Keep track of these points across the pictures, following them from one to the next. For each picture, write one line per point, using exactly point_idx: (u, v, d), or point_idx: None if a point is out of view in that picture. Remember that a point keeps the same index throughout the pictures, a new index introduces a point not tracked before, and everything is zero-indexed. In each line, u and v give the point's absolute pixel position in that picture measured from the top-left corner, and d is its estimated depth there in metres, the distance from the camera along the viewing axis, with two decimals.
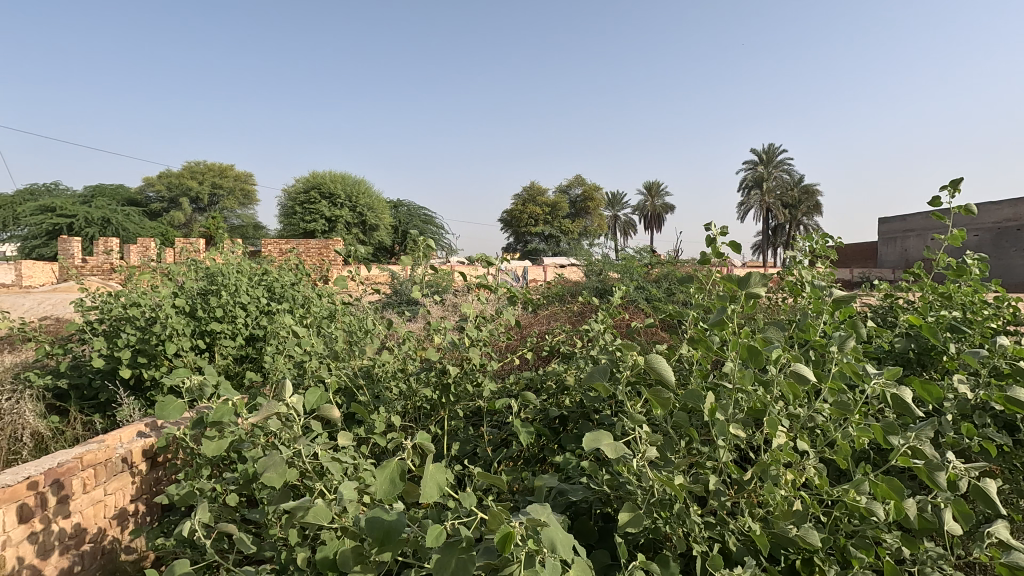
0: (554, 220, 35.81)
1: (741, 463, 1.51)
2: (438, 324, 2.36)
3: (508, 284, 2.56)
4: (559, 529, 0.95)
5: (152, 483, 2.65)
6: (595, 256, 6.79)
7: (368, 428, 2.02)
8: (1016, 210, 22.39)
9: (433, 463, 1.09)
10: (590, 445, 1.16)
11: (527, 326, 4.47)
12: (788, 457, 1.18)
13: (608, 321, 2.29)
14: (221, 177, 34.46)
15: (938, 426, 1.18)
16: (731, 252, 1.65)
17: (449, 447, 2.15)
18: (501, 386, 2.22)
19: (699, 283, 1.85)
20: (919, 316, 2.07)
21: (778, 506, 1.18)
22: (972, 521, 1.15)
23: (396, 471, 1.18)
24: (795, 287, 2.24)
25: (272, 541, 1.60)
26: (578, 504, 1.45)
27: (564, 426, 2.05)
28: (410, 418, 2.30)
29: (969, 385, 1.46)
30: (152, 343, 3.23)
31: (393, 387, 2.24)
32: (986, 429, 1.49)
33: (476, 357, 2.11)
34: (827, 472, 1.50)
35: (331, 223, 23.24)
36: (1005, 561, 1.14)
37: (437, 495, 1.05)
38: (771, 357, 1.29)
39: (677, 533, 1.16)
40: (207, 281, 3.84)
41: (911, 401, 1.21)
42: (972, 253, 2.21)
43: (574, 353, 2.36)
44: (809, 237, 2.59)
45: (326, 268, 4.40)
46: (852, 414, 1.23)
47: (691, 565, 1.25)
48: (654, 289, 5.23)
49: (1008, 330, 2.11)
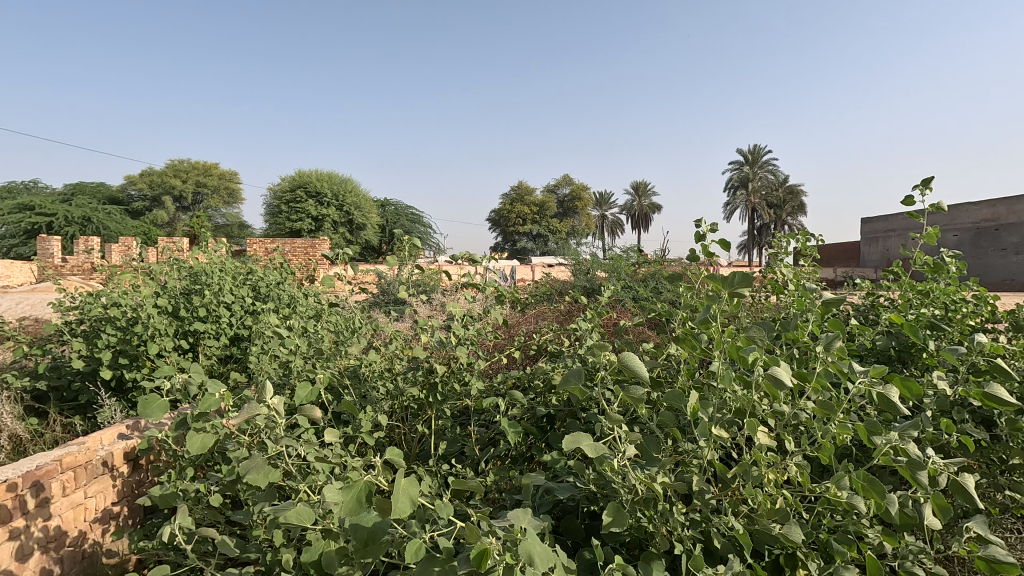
0: (542, 219, 35.86)
1: (727, 460, 1.52)
2: (425, 323, 2.35)
3: (495, 283, 2.56)
4: (536, 539, 0.93)
5: (135, 485, 2.61)
6: (583, 255, 6.82)
7: (354, 428, 2.01)
8: (994, 211, 22.87)
9: (404, 475, 1.06)
10: (570, 446, 1.18)
11: (515, 325, 4.47)
12: (771, 457, 1.19)
13: (595, 320, 2.30)
14: (205, 175, 34.04)
15: (920, 427, 1.22)
16: (721, 248, 1.69)
17: (437, 446, 2.14)
18: (489, 385, 2.21)
19: (688, 281, 1.86)
20: (900, 314, 2.10)
21: (761, 504, 1.19)
22: (950, 515, 1.18)
23: (365, 488, 1.14)
24: (779, 286, 2.27)
25: (257, 543, 1.58)
26: (565, 502, 1.45)
27: (551, 424, 2.05)
28: (396, 418, 2.28)
29: (950, 381, 1.49)
30: (134, 343, 3.17)
31: (380, 387, 2.22)
32: (964, 424, 1.52)
33: (463, 356, 2.10)
34: (810, 469, 1.52)
35: (318, 222, 23.05)
36: (983, 555, 1.17)
37: (409, 508, 1.03)
38: (755, 358, 1.30)
39: (660, 533, 1.16)
40: (190, 280, 3.79)
41: (897, 401, 1.23)
42: (951, 252, 2.25)
43: (561, 352, 2.36)
44: (794, 237, 2.63)
45: (312, 267, 4.36)
46: (835, 413, 1.23)
47: (677, 563, 1.26)
48: (641, 289, 5.26)
49: (986, 326, 2.15)
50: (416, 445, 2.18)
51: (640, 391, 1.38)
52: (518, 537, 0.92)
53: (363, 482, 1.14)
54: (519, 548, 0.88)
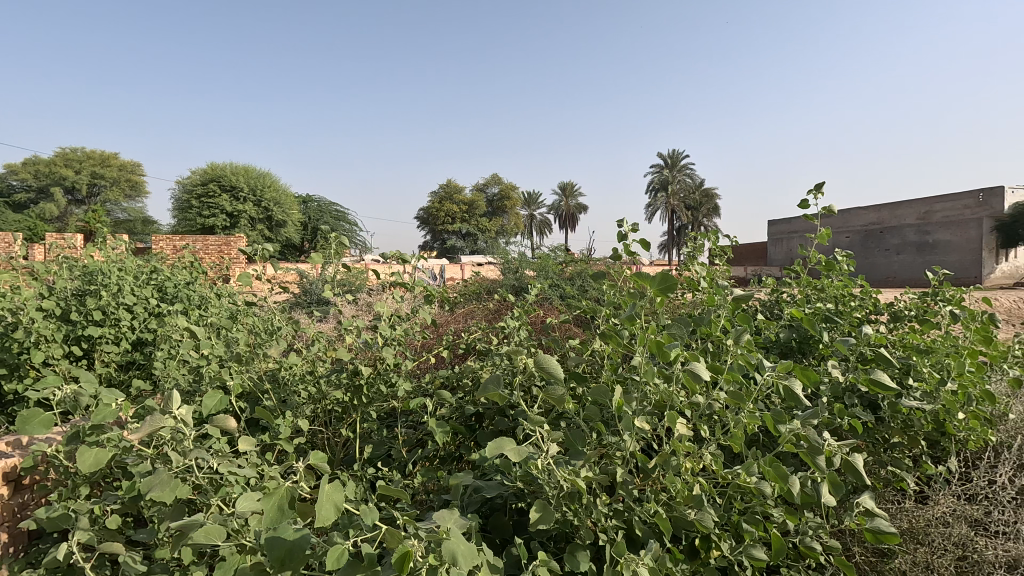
0: (471, 218, 35.80)
1: (648, 451, 1.58)
2: (350, 323, 2.28)
3: (423, 282, 2.52)
4: (461, 539, 0.92)
5: (17, 508, 2.34)
6: (511, 254, 6.87)
7: (272, 435, 1.91)
8: (879, 215, 25.38)
9: (329, 481, 1.02)
10: (493, 453, 1.17)
11: (444, 324, 4.44)
12: (688, 447, 1.25)
13: (523, 318, 2.32)
14: (102, 166, 31.15)
15: (819, 416, 1.33)
16: (642, 248, 1.77)
17: (362, 449, 2.08)
18: (416, 386, 2.18)
19: (611, 279, 1.92)
20: (800, 309, 2.28)
21: (679, 492, 1.25)
22: (843, 492, 1.29)
23: (286, 498, 1.08)
24: (695, 284, 2.39)
25: (163, 563, 1.46)
26: (493, 500, 1.46)
27: (480, 423, 2.05)
28: (319, 422, 2.20)
29: (845, 370, 1.64)
30: (16, 350, 2.85)
31: (301, 390, 2.13)
32: (854, 408, 1.67)
33: (389, 356, 2.06)
34: (722, 455, 1.62)
35: (233, 218, 21.75)
36: (870, 527, 1.29)
37: (335, 516, 0.99)
38: (673, 353, 1.36)
39: (585, 525, 1.19)
40: (84, 280, 3.45)
41: (798, 391, 1.33)
42: (843, 251, 2.47)
43: (489, 350, 2.37)
44: (708, 237, 2.78)
45: (227, 265, 4.10)
46: (745, 403, 1.31)
47: (602, 553, 1.30)
48: (568, 287, 5.38)
49: (871, 319, 2.38)
50: (341, 449, 2.10)
51: (558, 391, 1.40)
52: (442, 537, 0.91)
53: (285, 489, 1.08)
54: (443, 548, 0.87)
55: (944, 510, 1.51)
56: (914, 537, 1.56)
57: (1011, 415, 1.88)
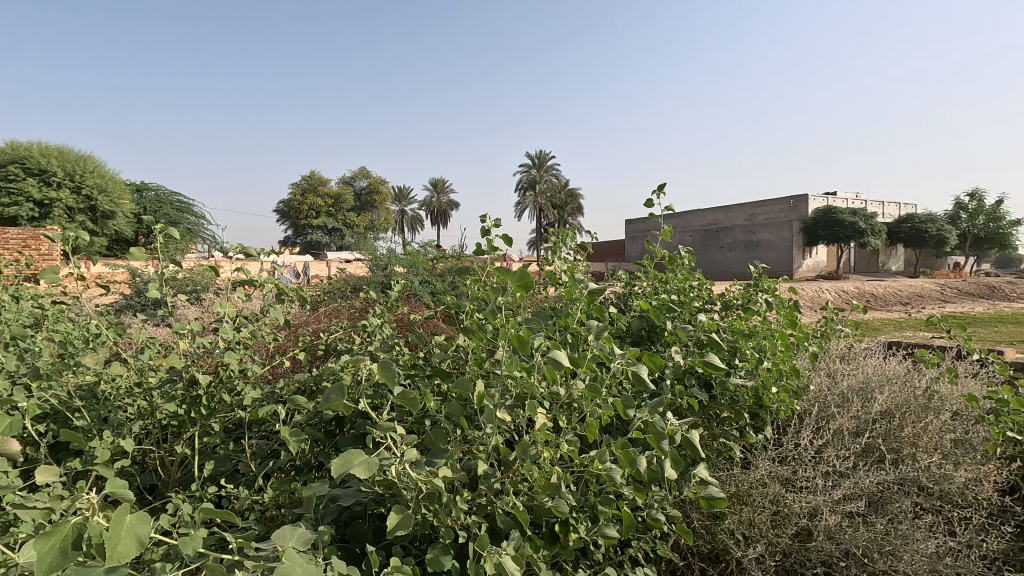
0: (337, 213, 34.09)
1: (510, 443, 1.61)
2: (186, 326, 2.02)
3: (275, 279, 2.32)
4: (298, 562, 0.84)
5: None
6: (380, 250, 6.65)
7: (85, 460, 1.63)
8: (715, 217, 28.72)
9: (131, 512, 0.88)
10: (340, 471, 1.04)
11: (305, 324, 4.16)
12: (546, 436, 1.28)
13: (386, 315, 2.24)
14: None
15: (663, 402, 1.42)
16: (505, 243, 1.79)
17: (203, 467, 1.86)
18: (267, 393, 2.00)
19: (475, 275, 1.91)
20: (649, 300, 2.47)
21: (538, 481, 1.28)
22: (683, 466, 1.42)
23: (75, 536, 0.87)
24: (556, 278, 2.48)
25: None
26: (352, 508, 1.39)
27: (339, 427, 1.93)
28: (149, 441, 1.92)
29: (686, 354, 1.81)
30: None
31: (124, 406, 1.84)
32: (692, 389, 1.85)
33: (234, 362, 1.86)
34: (579, 442, 1.69)
35: (43, 207, 18.43)
36: (705, 495, 1.47)
37: (136, 552, 0.86)
38: (532, 345, 1.38)
39: (445, 525, 1.16)
40: None
41: (645, 377, 1.43)
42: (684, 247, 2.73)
43: (350, 350, 2.25)
44: (568, 233, 2.91)
45: (29, 262, 3.45)
46: (599, 392, 1.37)
47: (464, 549, 1.29)
48: (438, 283, 5.34)
49: (706, 308, 2.65)
50: (176, 469, 1.86)
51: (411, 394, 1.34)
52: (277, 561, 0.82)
53: (70, 525, 0.87)
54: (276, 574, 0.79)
55: (762, 473, 1.73)
56: (740, 500, 1.77)
57: (811, 387, 2.21)
